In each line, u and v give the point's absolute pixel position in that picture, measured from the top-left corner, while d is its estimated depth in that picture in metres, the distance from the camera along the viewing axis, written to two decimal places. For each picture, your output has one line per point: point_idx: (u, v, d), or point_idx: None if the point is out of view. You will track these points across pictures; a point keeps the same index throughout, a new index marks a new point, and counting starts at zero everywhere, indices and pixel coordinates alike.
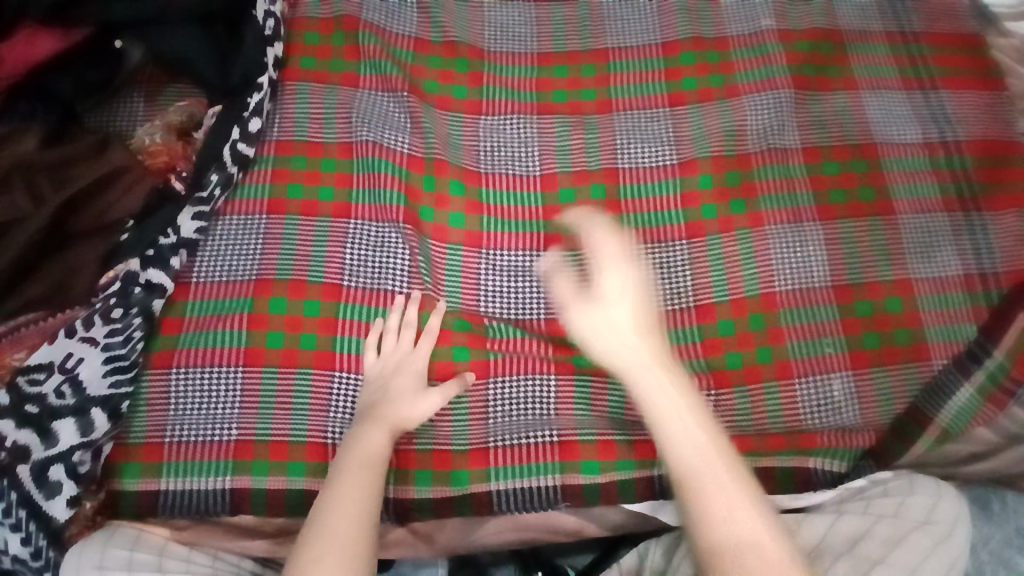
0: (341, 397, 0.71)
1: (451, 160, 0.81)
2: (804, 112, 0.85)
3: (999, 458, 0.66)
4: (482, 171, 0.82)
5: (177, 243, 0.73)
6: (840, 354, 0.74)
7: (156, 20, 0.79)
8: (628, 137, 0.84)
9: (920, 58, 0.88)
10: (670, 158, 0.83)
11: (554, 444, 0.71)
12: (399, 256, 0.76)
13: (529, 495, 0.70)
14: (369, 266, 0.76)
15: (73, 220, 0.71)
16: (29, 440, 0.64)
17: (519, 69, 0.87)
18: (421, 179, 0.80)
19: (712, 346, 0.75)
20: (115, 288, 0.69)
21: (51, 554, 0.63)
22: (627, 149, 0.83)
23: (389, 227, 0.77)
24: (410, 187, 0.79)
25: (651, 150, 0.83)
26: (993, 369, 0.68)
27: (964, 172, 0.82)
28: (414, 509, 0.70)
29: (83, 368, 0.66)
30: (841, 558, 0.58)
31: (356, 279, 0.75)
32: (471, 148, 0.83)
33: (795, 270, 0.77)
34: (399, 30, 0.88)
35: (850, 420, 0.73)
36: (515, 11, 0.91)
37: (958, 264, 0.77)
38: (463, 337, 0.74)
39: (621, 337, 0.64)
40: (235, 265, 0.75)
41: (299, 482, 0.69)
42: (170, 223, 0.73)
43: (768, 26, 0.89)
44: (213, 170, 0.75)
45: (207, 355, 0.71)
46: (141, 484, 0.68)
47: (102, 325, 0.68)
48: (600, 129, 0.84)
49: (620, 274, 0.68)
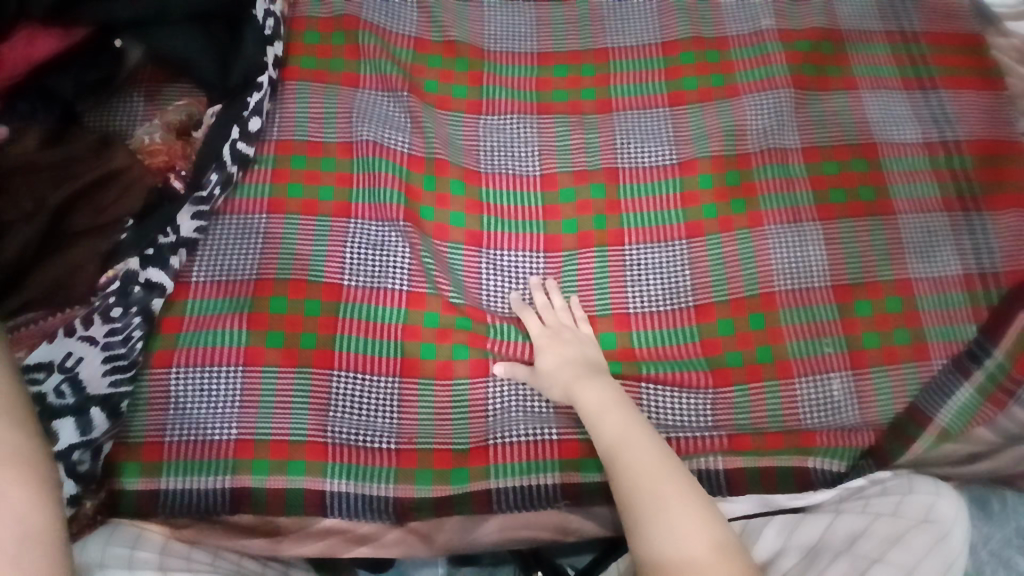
0: (341, 397, 0.71)
1: (451, 160, 0.82)
2: (804, 113, 0.84)
3: (998, 458, 0.68)
4: (482, 171, 0.82)
5: (177, 243, 0.73)
6: (840, 354, 0.74)
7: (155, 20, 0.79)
8: (628, 137, 0.84)
9: (921, 58, 0.88)
10: (669, 158, 0.83)
11: (554, 443, 0.71)
12: (399, 256, 0.76)
13: (529, 494, 0.70)
14: (368, 266, 0.76)
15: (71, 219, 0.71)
16: None
17: (519, 69, 0.87)
18: (421, 179, 0.80)
19: (711, 346, 0.75)
20: (115, 287, 0.68)
21: None
22: (627, 149, 0.83)
23: (389, 226, 0.77)
24: (410, 187, 0.79)
25: (651, 150, 0.83)
26: (993, 369, 0.69)
27: (964, 172, 0.82)
28: (414, 509, 0.69)
29: (83, 367, 0.66)
30: (839, 557, 0.58)
31: (356, 278, 0.75)
32: (471, 148, 0.83)
33: (795, 271, 0.77)
34: (398, 30, 0.88)
35: (851, 420, 0.72)
36: (515, 11, 0.91)
37: (958, 264, 0.77)
38: (463, 336, 0.74)
39: (549, 373, 0.70)
40: (234, 265, 0.75)
41: (299, 481, 0.69)
42: (170, 222, 0.73)
43: (768, 26, 0.89)
44: (213, 170, 0.75)
45: (207, 355, 0.71)
46: (142, 484, 0.68)
47: (102, 324, 0.67)
48: (600, 130, 0.84)
49: (551, 320, 0.74)
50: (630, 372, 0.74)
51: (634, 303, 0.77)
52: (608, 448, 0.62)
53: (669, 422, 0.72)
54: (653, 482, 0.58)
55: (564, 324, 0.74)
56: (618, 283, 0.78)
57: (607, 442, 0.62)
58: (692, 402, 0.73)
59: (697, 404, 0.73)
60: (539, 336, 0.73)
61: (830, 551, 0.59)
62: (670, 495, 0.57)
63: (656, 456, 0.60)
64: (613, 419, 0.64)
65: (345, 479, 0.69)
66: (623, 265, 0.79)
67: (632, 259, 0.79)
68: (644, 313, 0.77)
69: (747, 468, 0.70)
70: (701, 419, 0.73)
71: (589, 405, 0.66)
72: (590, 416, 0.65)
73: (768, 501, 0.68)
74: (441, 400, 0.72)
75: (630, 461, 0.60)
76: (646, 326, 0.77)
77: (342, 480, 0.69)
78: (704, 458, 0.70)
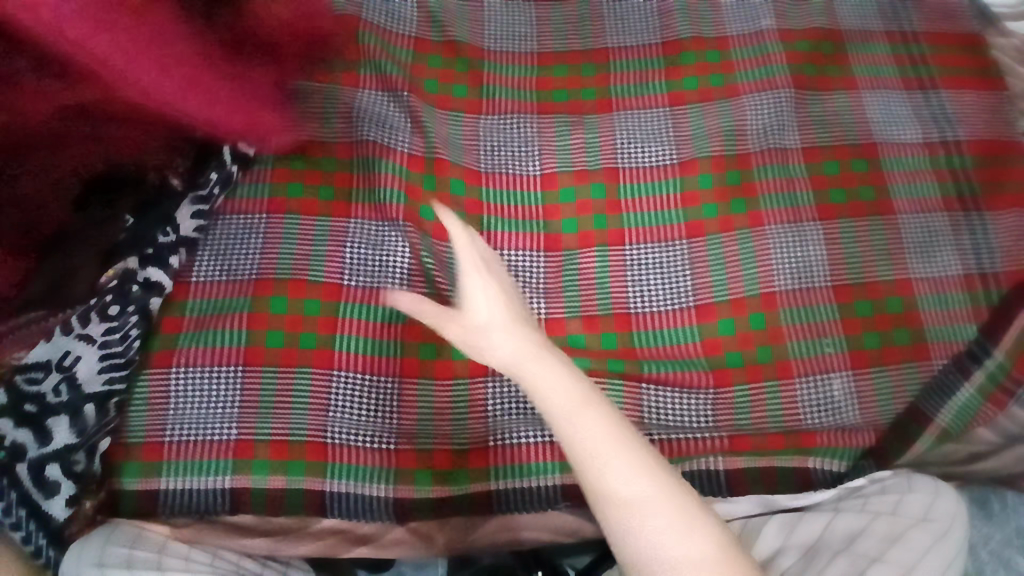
0: (341, 397, 0.71)
1: (451, 160, 0.81)
2: (804, 112, 0.84)
3: (999, 458, 0.68)
4: (482, 171, 0.82)
5: (177, 242, 0.74)
6: (840, 354, 0.74)
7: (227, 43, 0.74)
8: (628, 137, 0.84)
9: (921, 58, 0.88)
10: (670, 157, 0.83)
11: (554, 445, 0.71)
12: (398, 255, 0.77)
13: (529, 494, 0.70)
14: (368, 266, 0.76)
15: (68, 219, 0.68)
16: (27, 439, 0.64)
17: (518, 69, 0.87)
18: (421, 179, 0.80)
19: (711, 346, 0.75)
20: (115, 285, 0.69)
21: (52, 553, 0.63)
22: (627, 149, 0.83)
23: (388, 226, 0.78)
24: (410, 187, 0.79)
25: (651, 150, 0.83)
26: (993, 369, 0.70)
27: (964, 172, 0.82)
28: (414, 509, 0.69)
29: (79, 367, 0.66)
30: (839, 555, 0.58)
31: (356, 279, 0.75)
32: (471, 147, 0.83)
33: (795, 270, 0.77)
34: (399, 30, 0.87)
35: (851, 420, 0.72)
36: (514, 11, 0.91)
37: (958, 264, 0.78)
38: None
39: None
40: (235, 264, 0.76)
41: (300, 482, 0.69)
42: (170, 221, 0.73)
43: (768, 26, 0.88)
44: (213, 169, 0.76)
45: (207, 355, 0.71)
46: (142, 484, 0.68)
47: (100, 322, 0.68)
48: (600, 130, 0.84)
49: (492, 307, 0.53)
50: (631, 371, 0.73)
51: (634, 303, 0.77)
52: (587, 461, 0.46)
53: (668, 422, 0.72)
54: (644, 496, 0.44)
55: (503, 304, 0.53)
56: (618, 283, 0.78)
57: (585, 457, 0.46)
58: (692, 401, 0.73)
59: (697, 404, 0.73)
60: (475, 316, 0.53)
61: (830, 548, 0.60)
62: (664, 513, 0.44)
63: (649, 471, 0.45)
64: (585, 423, 0.46)
65: (345, 480, 0.69)
66: (623, 265, 0.79)
67: (632, 259, 0.79)
68: (644, 313, 0.77)
69: (747, 468, 0.70)
70: (702, 418, 0.73)
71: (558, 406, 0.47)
72: (556, 417, 0.47)
73: (768, 502, 0.68)
74: (441, 400, 0.73)
75: (618, 482, 0.45)
76: (646, 326, 0.77)
77: (343, 480, 0.69)
78: (705, 458, 0.70)
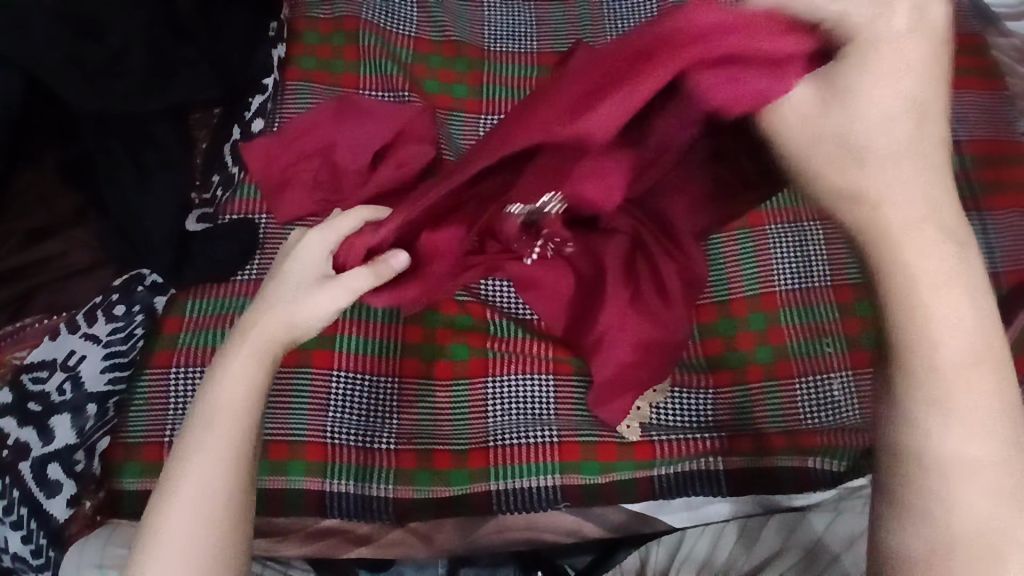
0: (341, 397, 0.72)
1: (456, 354, 0.73)
2: None
3: None
4: (485, 300, 0.75)
5: (224, 185, 0.77)
6: (840, 354, 0.73)
7: (129, 224, 0.70)
8: (774, 269, 0.76)
9: None
10: (800, 273, 0.76)
11: (554, 445, 0.71)
12: (390, 343, 0.74)
13: (529, 495, 0.70)
14: (372, 337, 0.74)
15: (55, 223, 0.71)
16: (29, 438, 0.65)
17: (518, 69, 0.86)
18: (423, 313, 0.74)
19: (711, 346, 0.75)
20: (121, 284, 0.71)
21: (51, 553, 0.65)
22: (775, 270, 0.76)
23: (384, 334, 0.74)
24: (411, 323, 0.74)
25: (782, 272, 0.76)
26: None
27: (964, 172, 0.82)
28: (414, 509, 0.70)
29: (84, 366, 0.68)
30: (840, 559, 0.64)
31: (349, 347, 0.73)
32: (481, 313, 0.74)
33: (795, 270, 0.76)
34: (399, 29, 0.86)
35: (852, 421, 0.70)
36: (514, 10, 0.89)
37: None
38: (464, 336, 0.74)
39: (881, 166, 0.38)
40: (225, 261, 0.72)
41: (299, 482, 0.69)
42: (207, 189, 0.76)
43: None
44: (215, 171, 0.77)
45: (206, 355, 0.71)
46: (142, 484, 0.68)
47: (105, 323, 0.70)
48: (749, 270, 0.76)
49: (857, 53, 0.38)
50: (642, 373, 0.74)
51: None
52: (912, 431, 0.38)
53: (668, 423, 0.72)
54: (982, 463, 0.37)
55: (888, 150, 0.38)
56: None
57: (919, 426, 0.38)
58: (696, 402, 0.73)
59: (697, 404, 0.73)
60: (857, 157, 0.39)
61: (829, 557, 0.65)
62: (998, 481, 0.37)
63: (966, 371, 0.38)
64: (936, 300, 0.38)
65: (345, 480, 0.70)
66: None
67: None
68: None
69: (747, 467, 0.70)
70: (702, 418, 0.73)
71: (919, 375, 0.38)
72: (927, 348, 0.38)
73: (767, 501, 0.70)
74: (442, 400, 0.73)
75: (943, 435, 0.37)
76: None
77: (342, 480, 0.70)
78: (704, 458, 0.71)
